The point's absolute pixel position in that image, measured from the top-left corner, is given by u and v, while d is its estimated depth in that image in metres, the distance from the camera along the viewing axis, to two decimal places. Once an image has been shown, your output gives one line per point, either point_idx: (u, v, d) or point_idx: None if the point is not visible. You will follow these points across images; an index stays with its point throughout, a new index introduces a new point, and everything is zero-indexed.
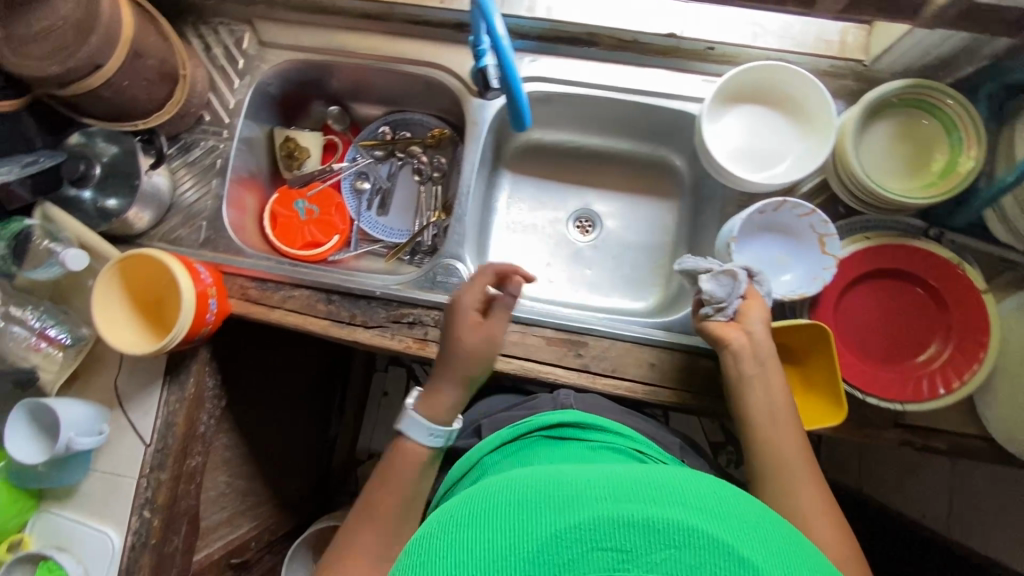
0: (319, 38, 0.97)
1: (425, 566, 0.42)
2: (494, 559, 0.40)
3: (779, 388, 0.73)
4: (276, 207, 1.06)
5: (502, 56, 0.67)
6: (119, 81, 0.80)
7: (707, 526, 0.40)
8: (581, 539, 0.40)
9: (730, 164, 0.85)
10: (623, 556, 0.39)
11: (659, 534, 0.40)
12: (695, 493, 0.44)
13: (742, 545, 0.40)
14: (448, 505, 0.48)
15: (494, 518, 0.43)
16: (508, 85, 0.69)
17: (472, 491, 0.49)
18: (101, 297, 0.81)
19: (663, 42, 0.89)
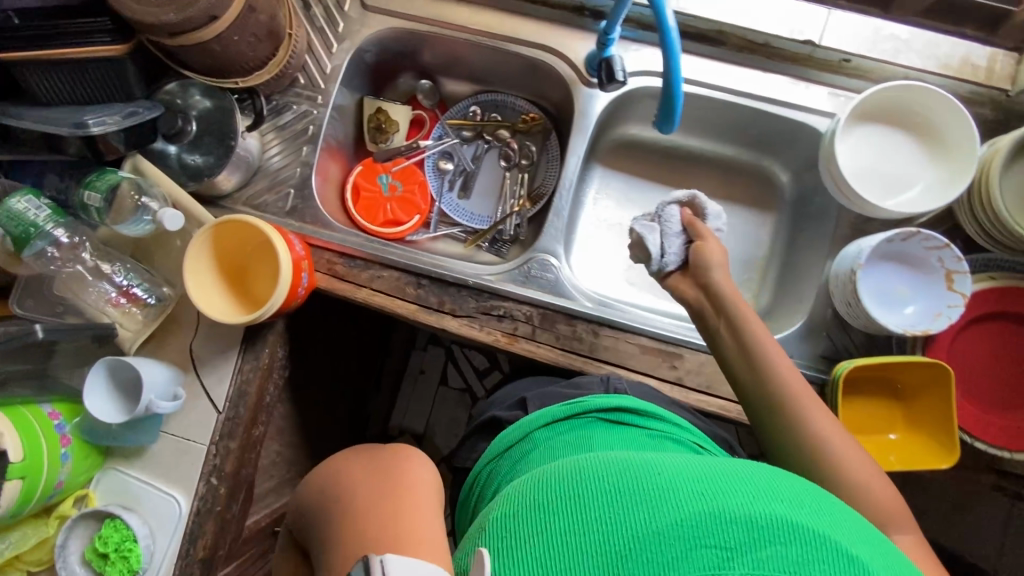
0: (427, 8, 0.93)
1: (520, 549, 0.43)
2: (591, 544, 0.41)
3: (757, 326, 0.73)
4: (360, 180, 1.02)
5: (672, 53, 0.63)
6: (230, 36, 0.76)
7: (807, 521, 0.41)
8: (682, 536, 0.40)
9: (858, 185, 0.81)
10: (727, 554, 0.39)
11: (762, 530, 0.40)
12: (784, 491, 0.45)
13: (842, 540, 0.41)
14: (527, 486, 0.48)
15: (586, 505, 0.44)
16: (671, 86, 0.65)
17: (548, 473, 0.49)
18: (194, 266, 0.78)
19: (796, 48, 0.85)
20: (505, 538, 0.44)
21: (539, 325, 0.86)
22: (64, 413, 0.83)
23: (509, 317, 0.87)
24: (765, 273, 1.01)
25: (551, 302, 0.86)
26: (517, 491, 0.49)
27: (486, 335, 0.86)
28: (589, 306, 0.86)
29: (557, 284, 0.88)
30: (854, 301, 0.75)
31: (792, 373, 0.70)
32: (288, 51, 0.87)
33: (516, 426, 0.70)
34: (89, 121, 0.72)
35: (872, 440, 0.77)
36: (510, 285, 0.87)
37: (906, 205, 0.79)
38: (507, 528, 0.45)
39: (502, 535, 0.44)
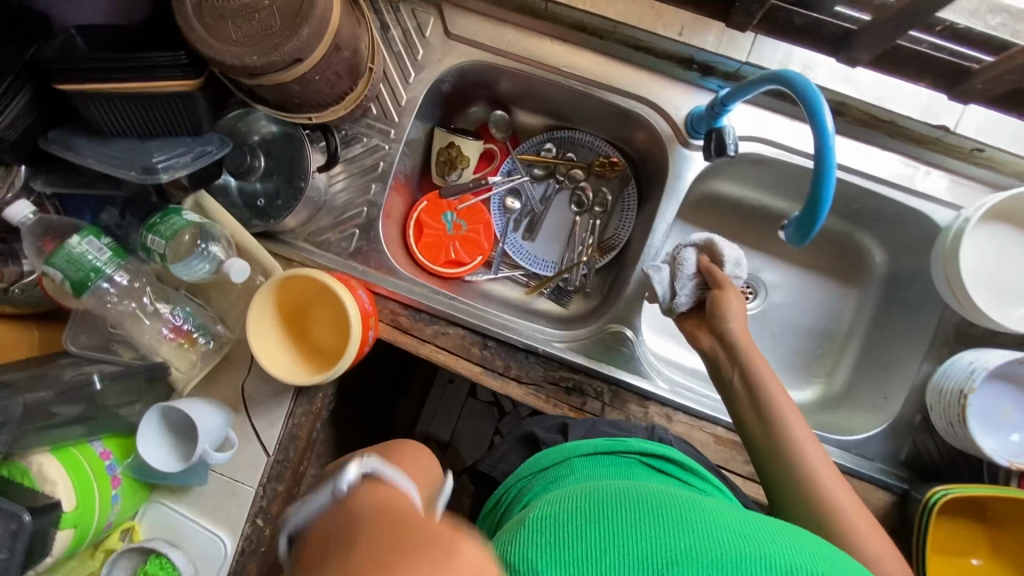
0: (515, 41, 0.84)
1: (555, 543, 0.44)
2: (626, 559, 0.42)
3: (777, 387, 0.67)
4: (424, 216, 0.97)
5: (828, 158, 0.55)
6: (310, 76, 0.69)
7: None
8: (722, 568, 0.41)
9: (974, 289, 0.75)
10: None
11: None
12: (821, 549, 0.45)
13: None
14: (567, 497, 0.49)
15: (627, 517, 0.45)
16: (818, 185, 0.56)
17: (591, 487, 0.50)
18: (257, 315, 0.74)
19: (925, 130, 0.77)
20: (539, 540, 0.45)
21: (609, 402, 0.82)
22: (115, 452, 0.80)
23: (578, 390, 0.83)
24: (843, 352, 0.95)
25: (625, 379, 0.82)
26: (555, 500, 0.50)
27: (553, 407, 0.82)
28: (664, 387, 0.82)
29: (633, 358, 0.83)
30: (958, 423, 0.71)
31: (806, 435, 0.65)
32: (366, 85, 0.80)
33: (550, 451, 0.68)
34: (158, 163, 0.68)
35: (951, 560, 0.74)
36: (582, 356, 0.83)
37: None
38: (543, 531, 0.46)
39: (540, 535, 0.46)
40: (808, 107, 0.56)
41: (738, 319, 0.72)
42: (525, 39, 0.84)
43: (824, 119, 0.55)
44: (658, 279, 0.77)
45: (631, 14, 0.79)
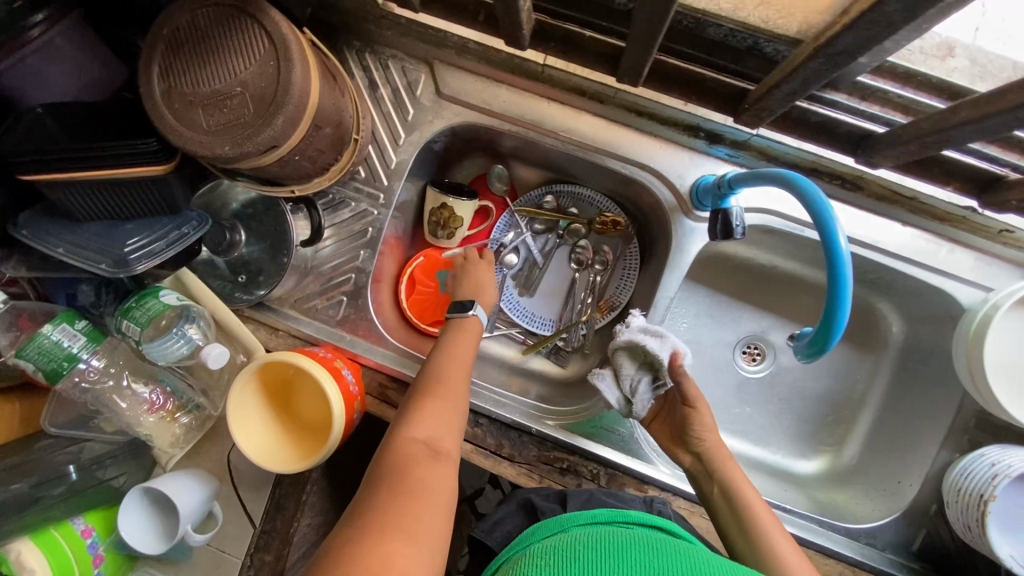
0: (509, 102, 0.80)
1: None
2: None
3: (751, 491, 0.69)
4: (419, 275, 0.94)
5: (841, 266, 0.51)
6: (289, 157, 0.65)
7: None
8: None
9: (1000, 382, 0.70)
10: None
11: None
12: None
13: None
14: (579, 549, 0.52)
15: None
16: (834, 296, 0.52)
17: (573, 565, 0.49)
18: (237, 403, 0.71)
19: (949, 207, 0.72)
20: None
21: (605, 486, 0.78)
22: (97, 528, 0.77)
23: (573, 471, 0.79)
24: (854, 422, 0.91)
25: (623, 463, 0.78)
26: (564, 549, 0.52)
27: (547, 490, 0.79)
28: (664, 470, 0.79)
29: (630, 438, 0.80)
30: (976, 526, 0.66)
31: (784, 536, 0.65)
32: (352, 154, 0.76)
33: (548, 522, 0.61)
34: (130, 255, 0.65)
35: None
36: (577, 435, 0.80)
37: None
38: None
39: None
40: (818, 223, 0.52)
41: (709, 430, 0.73)
42: (521, 100, 0.79)
43: (833, 225, 0.51)
44: (606, 390, 0.74)
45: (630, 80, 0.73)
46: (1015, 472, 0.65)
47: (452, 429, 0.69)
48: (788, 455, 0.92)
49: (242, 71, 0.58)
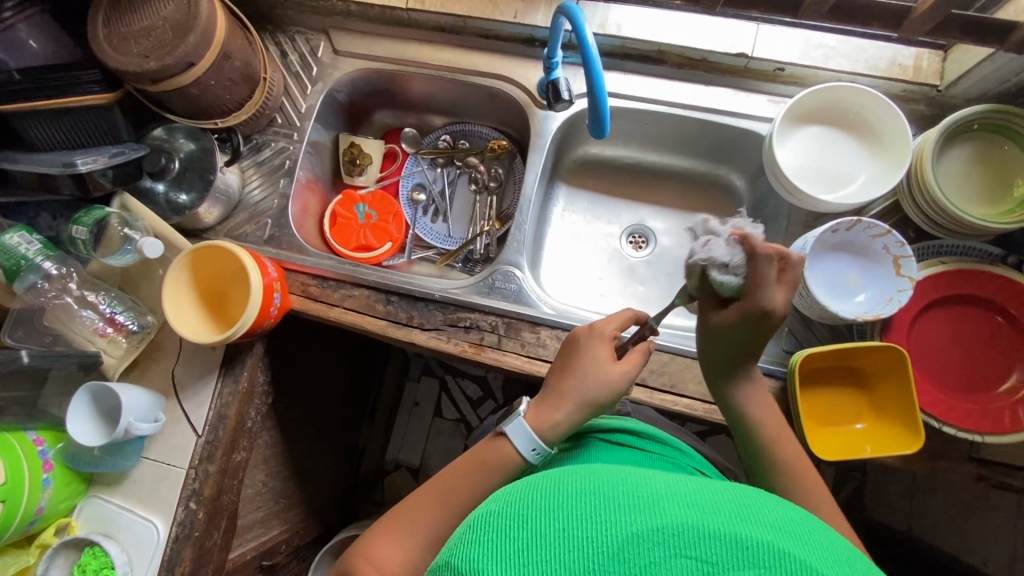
0: (391, 49, 1.01)
1: (493, 547, 0.36)
2: (569, 550, 0.35)
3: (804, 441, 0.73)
4: (338, 208, 1.08)
5: (589, 58, 0.66)
6: (207, 80, 0.84)
7: (798, 551, 0.35)
8: (662, 542, 0.35)
9: (800, 184, 0.85)
10: (710, 568, 0.33)
11: (748, 551, 0.34)
12: (785, 519, 0.38)
13: (828, 571, 0.34)
14: (520, 489, 0.43)
15: (565, 511, 0.37)
16: (593, 91, 0.68)
17: (539, 485, 0.42)
18: (170, 289, 0.84)
19: (732, 61, 0.90)
20: (479, 538, 0.38)
21: (504, 334, 0.89)
22: (48, 439, 0.86)
23: (476, 327, 0.90)
24: None
25: (516, 311, 0.89)
26: (508, 492, 0.43)
27: (453, 346, 0.88)
28: (551, 313, 0.90)
29: (520, 294, 0.92)
30: (803, 290, 0.77)
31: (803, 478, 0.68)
32: (264, 92, 0.95)
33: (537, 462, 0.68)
34: (77, 161, 0.82)
35: (836, 430, 0.78)
36: (475, 297, 0.91)
37: (847, 198, 0.83)
38: (488, 527, 0.38)
39: (484, 531, 0.39)
40: (569, 18, 0.70)
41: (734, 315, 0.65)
42: (400, 46, 1.01)
43: (578, 17, 0.68)
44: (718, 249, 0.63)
45: (472, 9, 0.95)
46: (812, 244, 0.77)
47: (418, 547, 0.63)
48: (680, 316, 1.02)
49: (163, 10, 0.80)
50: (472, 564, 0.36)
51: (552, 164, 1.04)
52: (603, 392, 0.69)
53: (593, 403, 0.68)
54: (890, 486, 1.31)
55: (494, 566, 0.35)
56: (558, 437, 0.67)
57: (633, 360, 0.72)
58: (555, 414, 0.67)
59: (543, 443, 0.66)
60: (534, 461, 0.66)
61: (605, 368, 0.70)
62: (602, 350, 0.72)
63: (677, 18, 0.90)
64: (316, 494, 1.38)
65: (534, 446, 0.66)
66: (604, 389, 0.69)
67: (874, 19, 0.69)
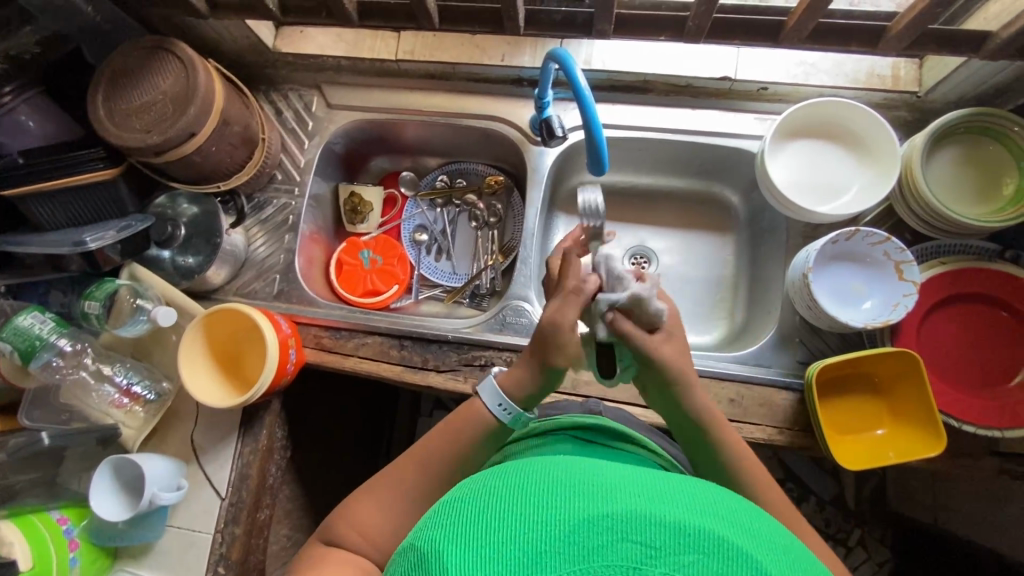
0: (385, 99, 1.04)
1: (452, 526, 0.38)
2: (521, 532, 0.36)
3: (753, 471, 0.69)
4: (343, 256, 1.09)
5: (584, 102, 0.68)
6: (208, 147, 0.86)
7: (742, 542, 0.36)
8: (612, 528, 0.35)
9: (794, 197, 0.87)
10: (653, 553, 0.35)
11: (690, 538, 0.35)
12: (734, 511, 0.39)
13: (769, 564, 0.35)
14: (489, 474, 0.44)
15: (524, 496, 0.39)
16: (590, 133, 0.70)
17: (503, 473, 0.43)
18: (187, 354, 0.84)
19: (717, 85, 0.92)
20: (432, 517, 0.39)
21: None
22: (72, 517, 0.85)
23: (491, 365, 0.90)
24: (736, 291, 1.03)
25: None
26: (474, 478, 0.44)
27: (470, 386, 0.89)
28: None
29: (531, 327, 0.93)
30: (811, 302, 0.79)
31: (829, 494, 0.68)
32: (263, 153, 0.96)
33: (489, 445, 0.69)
34: (88, 239, 0.83)
35: (856, 437, 0.78)
36: (487, 334, 0.92)
37: (842, 207, 0.85)
38: (450, 513, 0.40)
39: (446, 514, 0.40)
40: (560, 63, 0.72)
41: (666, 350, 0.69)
42: (392, 95, 1.04)
43: (570, 62, 0.70)
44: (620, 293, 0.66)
45: (460, 55, 0.98)
46: (815, 257, 0.78)
47: None
48: (689, 334, 1.03)
49: (162, 85, 0.82)
50: (432, 544, 0.37)
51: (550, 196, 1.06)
52: (557, 357, 0.67)
53: (546, 364, 0.67)
54: (911, 480, 1.32)
55: (451, 547, 0.36)
56: (522, 396, 0.69)
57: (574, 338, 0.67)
58: (520, 376, 0.69)
59: (511, 401, 0.68)
60: (503, 419, 0.69)
61: (548, 327, 0.67)
62: (546, 319, 0.67)
63: (659, 49, 0.93)
64: None
65: (502, 403, 0.68)
66: (549, 348, 0.67)
67: (852, 39, 0.71)
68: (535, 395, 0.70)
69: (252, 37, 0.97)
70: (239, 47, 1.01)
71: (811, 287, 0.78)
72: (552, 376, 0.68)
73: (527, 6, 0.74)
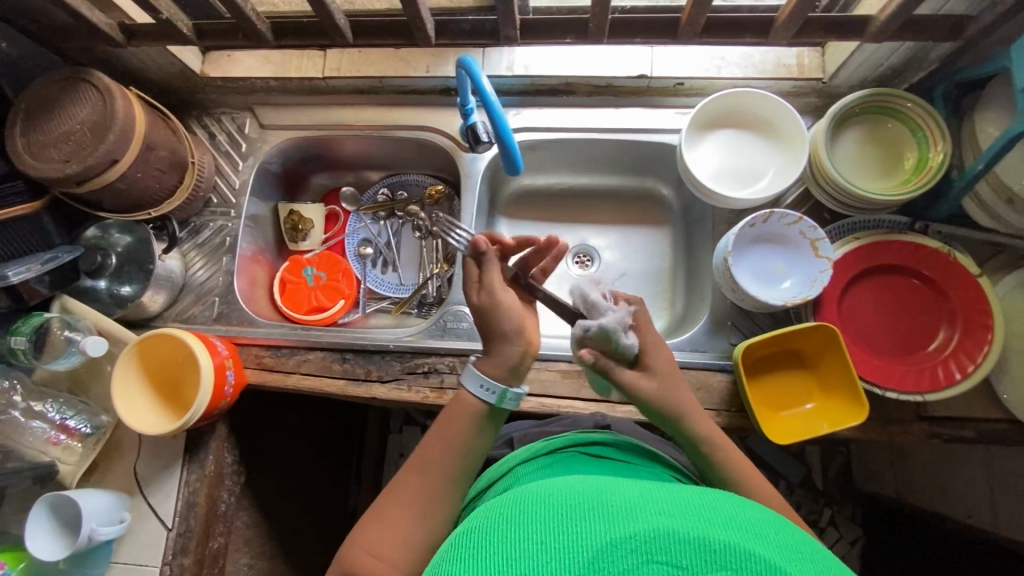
0: (318, 117, 1.05)
1: (478, 560, 0.40)
2: (550, 561, 0.39)
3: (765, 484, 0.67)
4: (286, 274, 1.09)
5: (491, 108, 0.70)
6: (133, 174, 0.86)
7: (762, 551, 0.39)
8: (636, 550, 0.38)
9: (715, 185, 0.90)
10: (679, 571, 0.38)
11: (714, 554, 0.38)
12: (747, 519, 0.42)
13: (791, 569, 0.38)
14: (508, 506, 0.46)
15: (549, 527, 0.41)
16: (501, 136, 0.72)
17: (525, 504, 0.45)
18: (121, 382, 0.83)
19: (635, 83, 0.95)
20: (468, 558, 0.41)
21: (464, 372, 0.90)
22: (8, 561, 0.83)
23: (434, 371, 0.90)
24: (675, 281, 1.05)
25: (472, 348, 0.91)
26: (495, 511, 0.47)
27: (414, 394, 0.89)
28: None
29: (472, 331, 0.93)
30: (734, 284, 0.81)
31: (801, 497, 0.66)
32: (194, 176, 0.97)
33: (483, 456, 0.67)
34: (8, 273, 0.81)
35: (788, 413, 0.80)
36: (429, 340, 0.93)
37: (760, 191, 0.88)
38: (476, 549, 0.42)
39: (473, 550, 0.42)
40: (467, 71, 0.73)
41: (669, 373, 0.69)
42: (324, 112, 1.05)
43: (475, 70, 0.72)
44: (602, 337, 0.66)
45: (386, 69, 1.00)
46: (733, 241, 0.81)
47: None
48: None
49: (80, 114, 0.82)
50: None
51: (488, 201, 1.07)
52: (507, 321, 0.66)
53: (508, 333, 0.66)
54: (871, 454, 1.34)
55: None
56: (503, 372, 0.65)
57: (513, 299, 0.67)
58: (497, 353, 0.66)
59: (492, 380, 0.65)
60: (490, 400, 0.65)
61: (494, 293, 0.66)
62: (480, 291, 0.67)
63: (577, 53, 0.96)
64: (308, 569, 1.33)
65: (483, 383, 0.66)
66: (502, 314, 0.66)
67: (746, 31, 0.74)
68: (518, 371, 0.66)
69: (176, 63, 0.98)
70: (166, 74, 1.01)
71: (731, 270, 0.81)
72: (521, 346, 0.66)
73: (435, 18, 0.77)
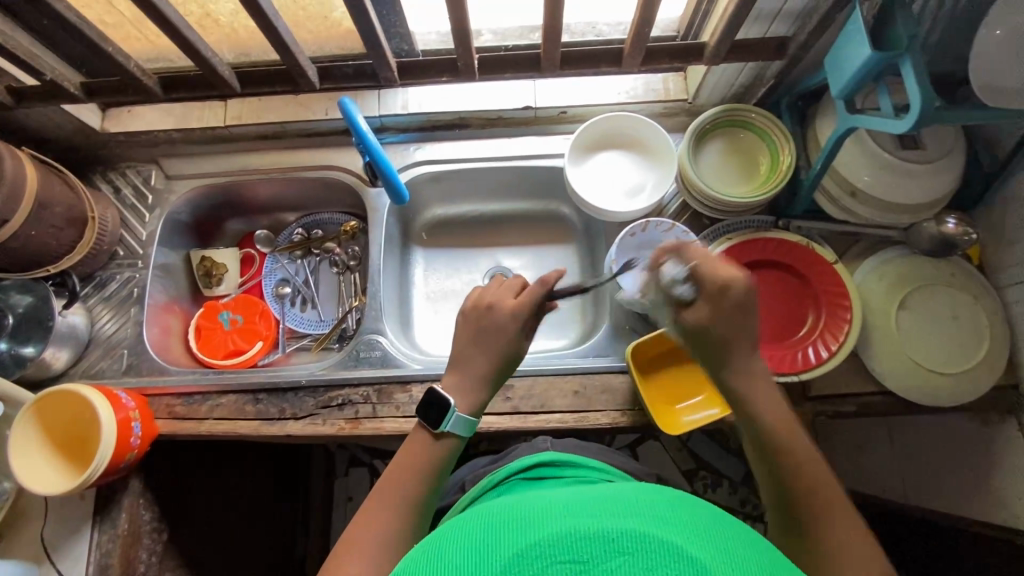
0: (225, 164, 1.08)
1: None
2: None
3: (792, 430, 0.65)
4: (200, 320, 1.09)
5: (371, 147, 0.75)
6: (27, 232, 0.86)
7: (658, 532, 0.41)
8: (540, 555, 0.40)
9: (602, 200, 0.97)
10: (582, 567, 0.39)
11: (612, 543, 0.40)
12: (648, 506, 0.45)
13: (688, 545, 0.41)
14: (437, 537, 0.48)
15: (465, 552, 0.43)
16: (382, 171, 0.76)
17: (451, 534, 0.47)
18: (19, 444, 0.81)
19: (523, 114, 1.03)
20: None
21: (378, 401, 0.91)
22: None
23: (348, 402, 0.92)
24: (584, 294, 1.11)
25: (386, 375, 0.93)
26: (426, 542, 0.48)
27: (329, 427, 0.90)
28: (420, 368, 0.94)
29: (385, 358, 0.96)
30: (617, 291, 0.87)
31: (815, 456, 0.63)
32: (95, 230, 0.97)
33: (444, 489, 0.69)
34: None
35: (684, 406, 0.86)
36: (342, 372, 0.94)
37: (643, 201, 0.96)
38: None
39: None
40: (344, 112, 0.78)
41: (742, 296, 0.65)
42: (232, 159, 1.08)
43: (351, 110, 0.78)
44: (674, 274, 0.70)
45: (287, 115, 1.04)
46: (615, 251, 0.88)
47: None
48: (545, 339, 1.08)
49: None
50: None
51: (399, 232, 1.11)
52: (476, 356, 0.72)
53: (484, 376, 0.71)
54: None
55: None
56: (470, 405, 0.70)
57: (529, 296, 0.72)
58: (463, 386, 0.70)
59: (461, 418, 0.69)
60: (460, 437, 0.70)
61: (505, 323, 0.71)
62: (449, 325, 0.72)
63: (466, 90, 1.03)
64: None
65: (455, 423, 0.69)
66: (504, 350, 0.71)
67: (600, 62, 0.83)
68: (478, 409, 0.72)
69: (74, 121, 0.99)
70: (66, 134, 1.03)
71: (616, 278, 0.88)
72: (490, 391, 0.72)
73: (317, 66, 0.83)
